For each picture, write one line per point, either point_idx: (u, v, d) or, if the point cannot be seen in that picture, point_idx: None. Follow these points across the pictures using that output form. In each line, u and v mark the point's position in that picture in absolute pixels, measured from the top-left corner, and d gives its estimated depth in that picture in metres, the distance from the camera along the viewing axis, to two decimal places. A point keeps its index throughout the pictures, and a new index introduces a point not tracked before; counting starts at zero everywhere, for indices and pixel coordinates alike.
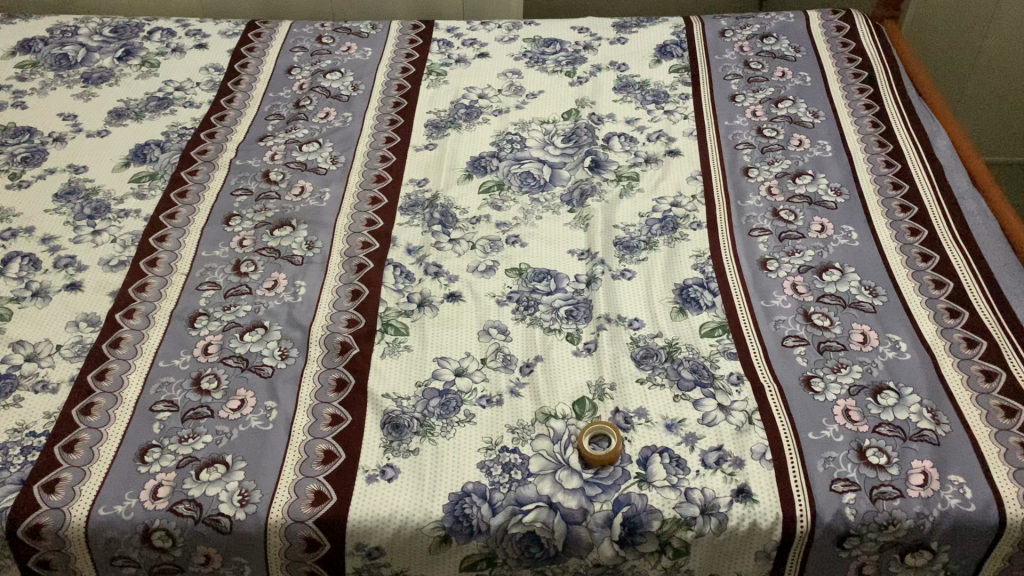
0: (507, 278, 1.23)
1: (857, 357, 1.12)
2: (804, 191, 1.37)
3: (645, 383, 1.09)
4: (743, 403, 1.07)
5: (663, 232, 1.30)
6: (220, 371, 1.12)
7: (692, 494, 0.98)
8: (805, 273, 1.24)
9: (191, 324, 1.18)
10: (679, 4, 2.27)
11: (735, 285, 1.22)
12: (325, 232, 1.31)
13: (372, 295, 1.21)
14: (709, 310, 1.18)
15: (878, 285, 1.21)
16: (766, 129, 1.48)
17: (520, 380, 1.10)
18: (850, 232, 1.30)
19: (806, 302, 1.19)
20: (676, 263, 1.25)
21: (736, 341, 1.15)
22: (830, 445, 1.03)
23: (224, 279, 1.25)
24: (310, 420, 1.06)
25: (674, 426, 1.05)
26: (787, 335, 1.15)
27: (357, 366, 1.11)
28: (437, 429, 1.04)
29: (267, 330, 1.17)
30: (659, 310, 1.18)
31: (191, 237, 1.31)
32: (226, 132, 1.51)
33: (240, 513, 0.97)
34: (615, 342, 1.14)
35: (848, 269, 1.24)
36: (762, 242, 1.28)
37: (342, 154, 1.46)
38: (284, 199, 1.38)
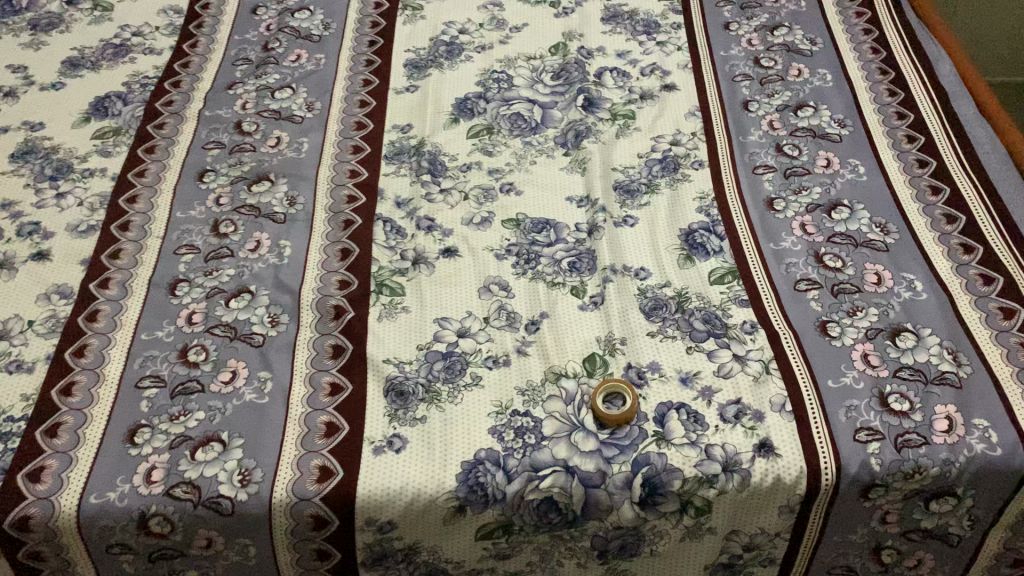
0: (505, 230, 1.18)
1: (873, 299, 1.09)
2: (807, 123, 1.31)
3: (656, 336, 1.05)
4: (759, 352, 1.03)
5: (664, 174, 1.25)
6: (206, 341, 1.05)
7: (713, 451, 0.95)
8: (814, 212, 1.19)
9: (172, 291, 1.11)
10: None
11: (742, 228, 1.17)
12: (307, 186, 1.24)
13: (363, 254, 1.14)
14: (717, 256, 1.14)
15: (889, 221, 1.17)
16: (763, 59, 1.42)
17: (526, 339, 1.05)
18: (857, 166, 1.25)
19: (817, 243, 1.15)
20: (679, 206, 1.20)
21: (748, 287, 1.10)
22: (851, 393, 0.99)
23: (203, 241, 1.17)
24: (308, 391, 1.00)
25: (690, 381, 1.01)
26: (800, 278, 1.11)
27: (354, 331, 1.06)
28: (443, 394, 0.99)
29: (254, 295, 1.10)
30: (666, 258, 1.13)
31: (164, 197, 1.23)
32: (192, 81, 1.41)
33: (242, 494, 0.92)
34: (622, 295, 1.09)
35: (857, 205, 1.19)
36: (767, 180, 1.23)
37: (317, 101, 1.37)
38: (260, 151, 1.29)
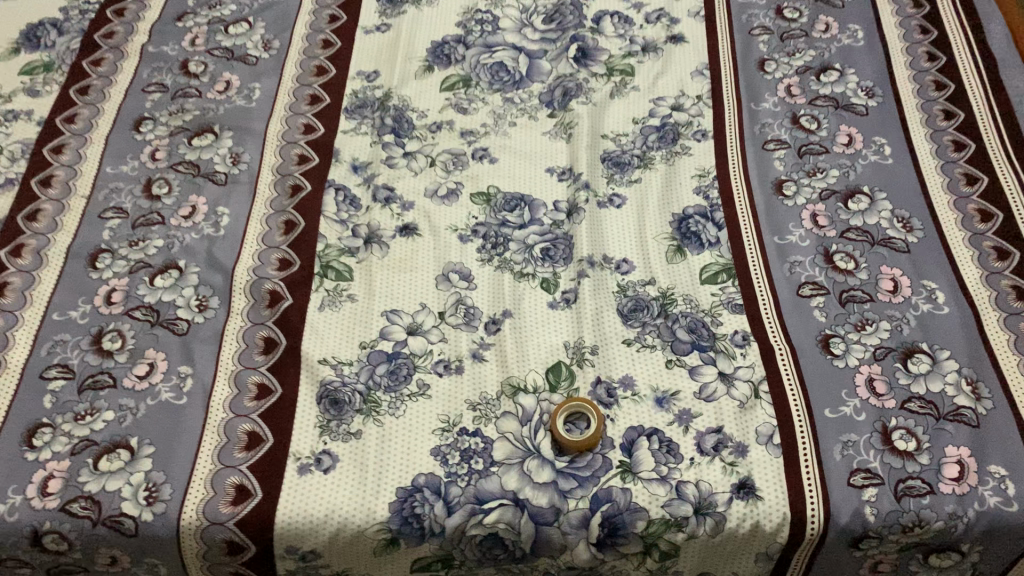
0: (472, 206, 1.04)
1: (886, 311, 0.94)
2: (830, 91, 1.14)
3: (632, 345, 0.92)
4: (749, 370, 0.90)
5: (661, 144, 1.09)
6: (124, 326, 0.93)
7: (685, 489, 0.83)
8: (828, 200, 1.04)
9: (92, 263, 0.98)
10: None
11: (744, 217, 1.02)
12: (255, 142, 1.10)
13: (309, 229, 1.01)
14: (712, 249, 1.00)
15: (913, 216, 1.02)
16: (787, 10, 1.24)
17: (484, 341, 0.92)
18: (883, 146, 1.08)
19: (828, 239, 1.00)
20: (674, 186, 1.05)
21: (743, 290, 0.96)
22: (850, 426, 0.87)
23: (132, 204, 1.04)
24: (232, 393, 0.89)
25: (666, 402, 0.88)
26: (804, 281, 0.97)
27: (290, 322, 0.93)
28: (383, 404, 0.87)
29: (182, 273, 0.98)
30: (653, 249, 0.99)
31: (94, 148, 1.09)
32: (138, 9, 1.25)
33: (147, 514, 0.82)
34: (598, 293, 0.95)
35: (877, 194, 1.04)
36: (778, 157, 1.08)
37: (275, 39, 1.21)
38: (206, 97, 1.15)
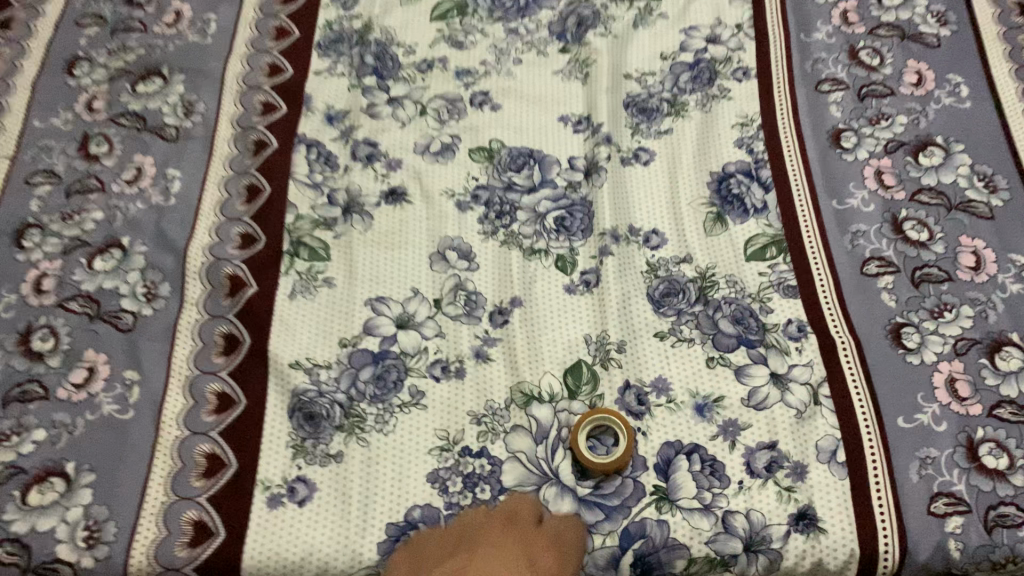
0: (472, 164, 0.87)
1: (967, 293, 0.79)
2: (894, 18, 0.96)
3: (666, 340, 0.76)
4: (806, 370, 0.75)
5: (695, 86, 0.92)
6: (58, 322, 0.78)
7: (732, 520, 0.69)
8: (894, 154, 0.87)
9: (18, 242, 0.82)
10: None
11: (796, 175, 0.86)
12: (211, 88, 0.92)
13: (276, 197, 0.85)
14: (759, 216, 0.83)
15: (996, 173, 0.85)
16: None
17: (489, 337, 0.77)
18: (958, 86, 0.91)
19: (896, 203, 0.84)
20: (712, 137, 0.88)
21: (797, 267, 0.80)
22: (928, 439, 0.72)
23: (66, 167, 0.87)
24: (187, 404, 0.74)
25: (708, 410, 0.74)
26: (869, 256, 0.81)
27: (255, 316, 0.78)
28: (369, 418, 0.73)
29: (127, 253, 0.82)
30: (688, 217, 0.83)
31: (18, 96, 0.91)
32: None
33: (86, 559, 0.67)
34: (624, 274, 0.80)
35: (954, 145, 0.87)
36: (834, 101, 0.91)
37: None
38: (152, 32, 0.97)
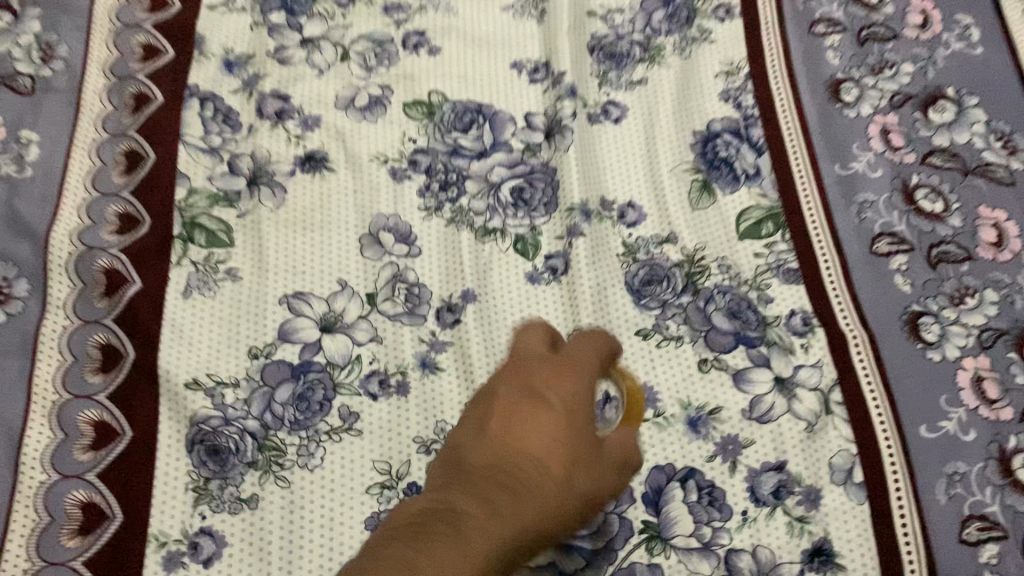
0: (408, 122, 0.72)
1: (989, 274, 0.68)
2: None
3: (650, 340, 0.65)
4: (814, 373, 0.64)
5: (670, 28, 0.78)
6: None
7: (736, 560, 0.58)
8: (901, 110, 0.75)
9: None
10: None
11: (792, 135, 0.73)
12: (74, 25, 0.74)
13: (164, 166, 0.68)
14: (751, 184, 0.71)
15: (1015, 130, 0.74)
16: None
17: (437, 341, 0.63)
18: (968, 28, 0.79)
19: (906, 168, 0.72)
20: (692, 89, 0.75)
21: (797, 247, 0.68)
22: (955, 451, 0.61)
23: None
24: (53, 438, 0.58)
25: (702, 425, 0.62)
26: (878, 232, 0.69)
27: (141, 320, 0.62)
28: (289, 449, 0.59)
29: None
30: (669, 188, 0.71)
31: None
32: None
33: None
34: (598, 260, 0.67)
35: (967, 99, 0.76)
36: (831, 45, 0.78)
37: None
38: None
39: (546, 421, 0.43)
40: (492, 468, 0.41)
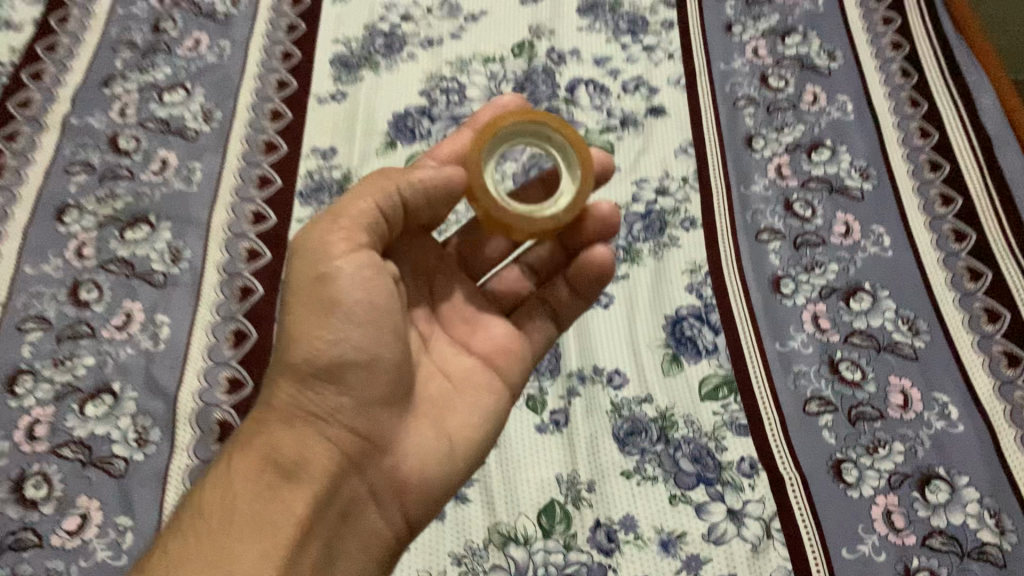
0: None
1: (897, 430, 0.88)
2: (823, 172, 1.07)
3: (631, 478, 0.84)
4: (758, 506, 0.82)
5: (647, 235, 1.01)
6: (51, 469, 0.81)
7: None
8: (828, 299, 0.97)
9: (10, 389, 0.86)
10: None
11: (742, 320, 0.95)
12: (196, 233, 0.98)
13: (262, 341, 0.90)
14: (710, 358, 0.92)
15: (918, 317, 0.95)
16: (771, 78, 1.17)
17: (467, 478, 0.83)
18: (882, 236, 1.02)
19: (832, 346, 0.93)
20: (665, 284, 0.97)
21: (746, 408, 0.89)
22: (869, 570, 0.80)
23: (57, 312, 0.91)
24: None
25: (671, 546, 0.80)
26: (810, 396, 0.90)
27: None
28: None
29: (118, 398, 0.86)
30: (647, 360, 0.92)
31: (10, 244, 0.96)
32: (58, 72, 1.12)
33: None
34: (591, 416, 0.87)
35: (880, 292, 0.97)
36: (773, 250, 1.00)
37: (217, 109, 1.09)
38: (138, 179, 1.02)
39: (446, 199, 0.73)
40: (249, 471, 0.67)
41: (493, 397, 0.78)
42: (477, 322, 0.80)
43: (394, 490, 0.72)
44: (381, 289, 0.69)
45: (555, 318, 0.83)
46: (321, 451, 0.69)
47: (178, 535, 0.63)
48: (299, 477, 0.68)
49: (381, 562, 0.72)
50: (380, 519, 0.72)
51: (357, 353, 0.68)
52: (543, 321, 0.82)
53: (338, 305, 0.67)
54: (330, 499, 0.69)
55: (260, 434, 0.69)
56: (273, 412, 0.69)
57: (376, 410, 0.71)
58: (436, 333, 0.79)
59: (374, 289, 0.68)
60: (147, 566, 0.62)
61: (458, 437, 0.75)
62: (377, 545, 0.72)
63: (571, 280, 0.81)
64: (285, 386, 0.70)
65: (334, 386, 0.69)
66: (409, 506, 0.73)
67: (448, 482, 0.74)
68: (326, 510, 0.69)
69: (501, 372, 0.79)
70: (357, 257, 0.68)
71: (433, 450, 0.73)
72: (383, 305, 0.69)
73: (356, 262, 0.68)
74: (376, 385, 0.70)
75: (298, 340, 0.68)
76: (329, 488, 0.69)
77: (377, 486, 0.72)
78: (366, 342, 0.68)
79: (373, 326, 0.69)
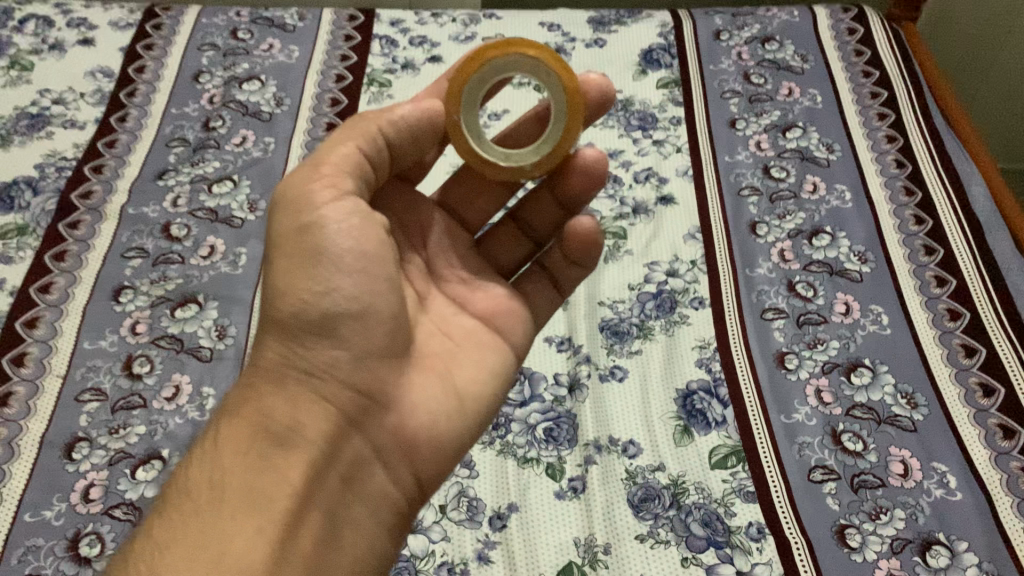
0: None
1: (898, 497, 0.92)
2: (823, 255, 1.15)
3: (645, 541, 0.88)
4: (767, 568, 0.87)
5: (659, 313, 1.08)
6: (104, 529, 0.87)
7: None
8: (830, 373, 1.03)
9: (68, 454, 0.93)
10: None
11: (749, 393, 1.01)
12: (241, 312, 1.06)
13: None
14: (719, 429, 0.98)
15: (916, 391, 1.01)
16: (773, 169, 1.26)
17: (489, 540, 0.88)
18: (880, 314, 1.08)
19: (835, 417, 0.99)
20: (676, 359, 1.04)
21: (754, 476, 0.94)
22: None
23: (112, 384, 0.99)
24: None
25: None
26: (814, 465, 0.95)
27: None
28: None
29: (167, 463, 0.92)
30: (659, 430, 0.97)
31: (70, 320, 1.04)
32: (117, 166, 1.22)
33: None
34: (607, 482, 0.93)
35: (879, 367, 1.03)
36: (777, 327, 1.07)
37: (262, 198, 1.19)
38: (188, 263, 1.11)
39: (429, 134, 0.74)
40: (240, 441, 0.66)
41: (497, 351, 0.77)
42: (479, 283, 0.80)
43: (400, 449, 0.72)
44: (368, 234, 0.70)
45: (555, 284, 0.83)
46: (314, 415, 0.69)
47: (168, 514, 0.62)
48: (292, 442, 0.67)
49: (392, 524, 0.71)
50: (389, 481, 0.71)
51: (348, 303, 0.69)
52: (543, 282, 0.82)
53: (322, 253, 0.68)
54: (328, 462, 0.68)
55: (250, 402, 0.68)
56: (264, 374, 0.69)
57: (372, 361, 0.71)
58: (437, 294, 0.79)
59: (363, 237, 0.69)
60: (147, 551, 0.60)
61: (470, 391, 0.74)
62: (387, 508, 0.71)
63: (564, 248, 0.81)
64: (279, 348, 0.70)
65: (326, 336, 0.69)
66: (419, 468, 0.72)
67: (460, 437, 0.74)
68: (323, 476, 0.68)
69: (506, 331, 0.78)
70: (345, 203, 0.69)
71: (440, 404, 0.73)
72: (371, 253, 0.70)
73: (342, 208, 0.69)
74: (370, 337, 0.70)
75: (283, 294, 0.69)
76: (327, 451, 0.68)
77: (381, 444, 0.71)
78: (354, 292, 0.69)
79: (364, 274, 0.70)
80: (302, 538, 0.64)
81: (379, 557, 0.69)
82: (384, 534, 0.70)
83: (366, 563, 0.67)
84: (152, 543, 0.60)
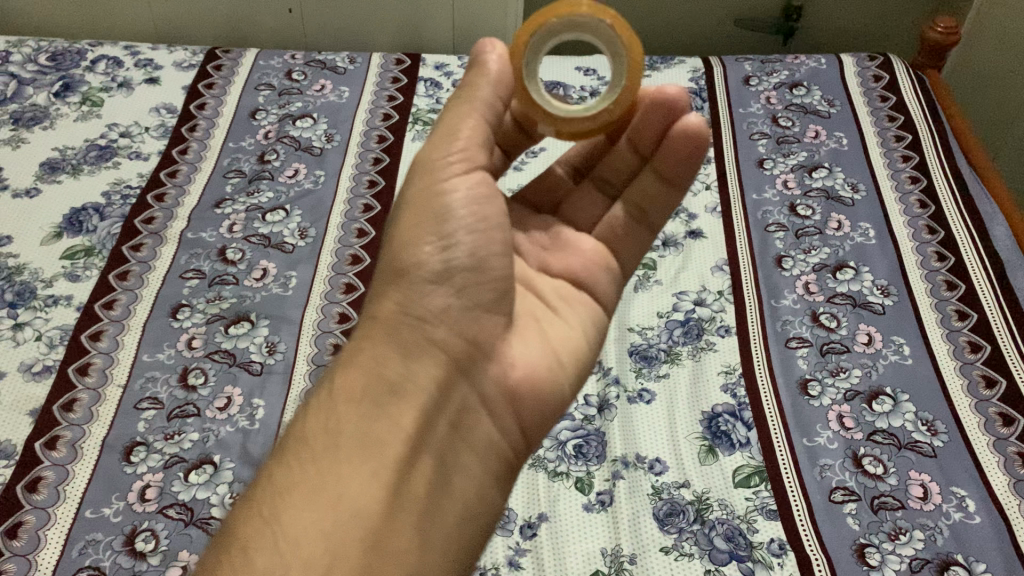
0: None
1: (916, 519, 0.95)
2: (847, 288, 1.19)
3: (669, 553, 0.92)
4: None
5: (686, 339, 1.13)
6: (158, 526, 0.93)
7: None
8: (852, 400, 1.06)
9: (126, 458, 0.99)
10: (689, 41, 2.00)
11: (772, 417, 1.05)
12: (289, 330, 1.12)
13: None
14: (743, 450, 1.01)
15: (936, 419, 1.04)
16: (799, 207, 1.31)
17: (519, 548, 0.92)
18: (901, 345, 1.12)
19: (855, 442, 1.02)
20: (702, 384, 1.08)
21: (776, 494, 0.97)
22: None
23: (169, 395, 1.05)
24: None
25: None
26: (835, 486, 0.98)
27: None
28: None
29: (217, 468, 0.98)
30: (685, 449, 1.01)
31: (131, 335, 1.11)
32: (177, 195, 1.30)
33: None
34: (633, 496, 0.97)
35: (900, 396, 1.06)
36: (801, 356, 1.11)
37: (311, 227, 1.26)
38: (242, 285, 1.18)
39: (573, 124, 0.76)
40: (352, 393, 0.69)
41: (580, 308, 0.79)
42: (567, 243, 0.82)
43: (505, 397, 0.73)
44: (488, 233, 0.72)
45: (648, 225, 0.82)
46: (422, 363, 0.71)
47: (290, 456, 0.66)
48: (404, 391, 0.69)
49: (500, 474, 0.72)
50: (496, 430, 0.72)
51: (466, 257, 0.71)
52: (635, 229, 0.82)
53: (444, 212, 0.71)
54: (437, 410, 0.70)
55: (363, 352, 0.71)
56: (381, 325, 0.71)
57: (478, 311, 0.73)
58: (523, 256, 0.81)
59: (481, 208, 0.72)
60: (269, 500, 0.64)
61: (564, 349, 0.76)
62: (494, 456, 0.72)
63: (659, 168, 0.80)
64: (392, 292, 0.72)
65: (448, 284, 0.72)
66: (526, 419, 0.73)
67: (561, 395, 0.75)
68: (435, 424, 0.70)
69: (594, 287, 0.81)
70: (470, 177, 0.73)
71: (541, 360, 0.74)
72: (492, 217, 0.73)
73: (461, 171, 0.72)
74: (482, 288, 0.73)
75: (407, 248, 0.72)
76: (437, 398, 0.70)
77: (489, 394, 0.72)
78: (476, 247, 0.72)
79: (485, 232, 0.72)
80: (411, 485, 0.66)
81: (488, 506, 0.70)
82: (495, 482, 0.71)
83: (478, 508, 0.69)
84: (275, 484, 0.65)
